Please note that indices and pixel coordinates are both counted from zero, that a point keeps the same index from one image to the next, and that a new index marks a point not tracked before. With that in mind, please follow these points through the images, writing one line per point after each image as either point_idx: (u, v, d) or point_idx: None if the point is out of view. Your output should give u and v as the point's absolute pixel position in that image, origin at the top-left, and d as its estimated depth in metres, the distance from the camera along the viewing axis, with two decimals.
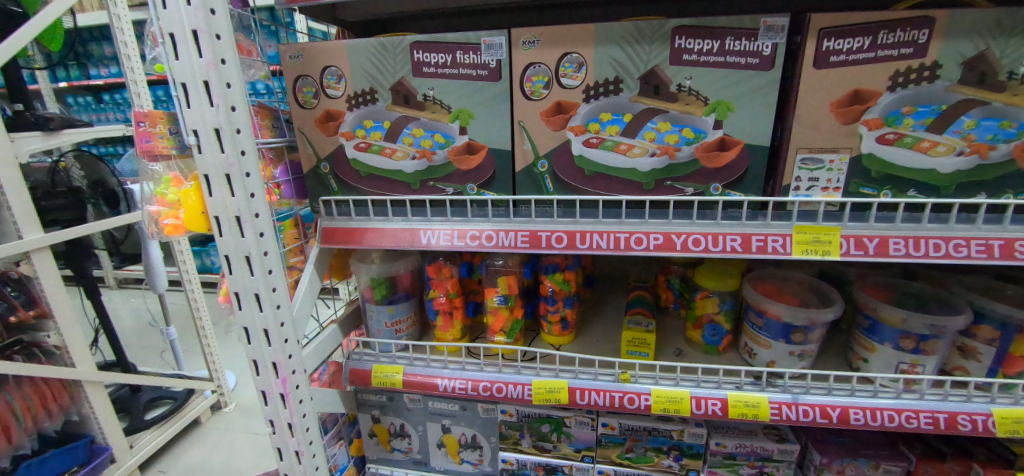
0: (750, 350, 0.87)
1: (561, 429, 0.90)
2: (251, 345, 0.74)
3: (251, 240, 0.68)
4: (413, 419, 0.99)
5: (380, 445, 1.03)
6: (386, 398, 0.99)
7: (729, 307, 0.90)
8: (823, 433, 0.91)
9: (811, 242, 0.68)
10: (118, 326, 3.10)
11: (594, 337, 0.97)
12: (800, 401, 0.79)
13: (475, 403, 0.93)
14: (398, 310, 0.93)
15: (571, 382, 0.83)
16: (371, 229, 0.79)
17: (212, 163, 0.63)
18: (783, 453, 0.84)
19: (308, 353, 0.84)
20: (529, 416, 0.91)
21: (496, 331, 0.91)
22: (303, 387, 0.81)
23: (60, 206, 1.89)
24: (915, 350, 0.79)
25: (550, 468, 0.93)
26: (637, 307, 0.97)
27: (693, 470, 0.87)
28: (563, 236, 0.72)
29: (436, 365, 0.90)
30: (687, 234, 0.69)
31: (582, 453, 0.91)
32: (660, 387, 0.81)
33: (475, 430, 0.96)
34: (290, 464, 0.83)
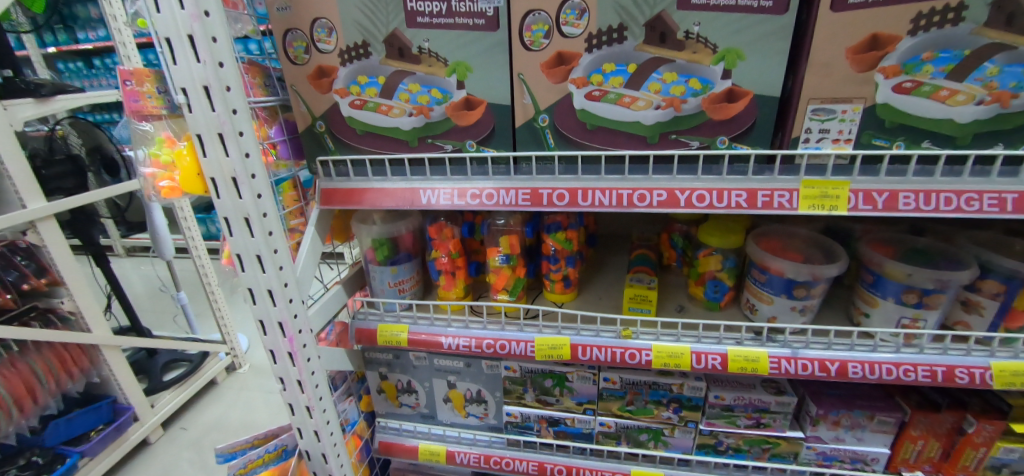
0: (752, 306, 0.88)
1: (563, 384, 0.92)
2: (257, 305, 0.75)
3: (249, 201, 0.67)
4: (420, 376, 1.01)
5: (389, 400, 1.07)
6: (393, 356, 1.01)
7: (732, 264, 0.90)
8: (820, 385, 0.93)
9: (819, 197, 0.67)
10: (130, 291, 3.17)
11: (597, 296, 0.97)
12: (800, 355, 0.80)
13: (479, 360, 0.95)
14: (401, 271, 0.93)
15: (573, 339, 0.84)
16: (370, 189, 0.78)
17: (204, 123, 0.62)
18: (781, 405, 0.86)
19: (313, 313, 0.85)
20: (532, 372, 0.92)
21: (499, 290, 0.92)
22: (311, 346, 0.82)
23: (60, 174, 1.86)
24: (917, 304, 0.79)
25: (553, 420, 0.96)
26: (639, 265, 0.97)
27: (692, 421, 0.90)
28: (565, 193, 0.71)
29: (440, 323, 0.91)
30: (691, 190, 0.68)
31: (584, 406, 0.94)
32: (661, 342, 0.82)
33: (480, 385, 0.98)
34: (302, 418, 0.86)
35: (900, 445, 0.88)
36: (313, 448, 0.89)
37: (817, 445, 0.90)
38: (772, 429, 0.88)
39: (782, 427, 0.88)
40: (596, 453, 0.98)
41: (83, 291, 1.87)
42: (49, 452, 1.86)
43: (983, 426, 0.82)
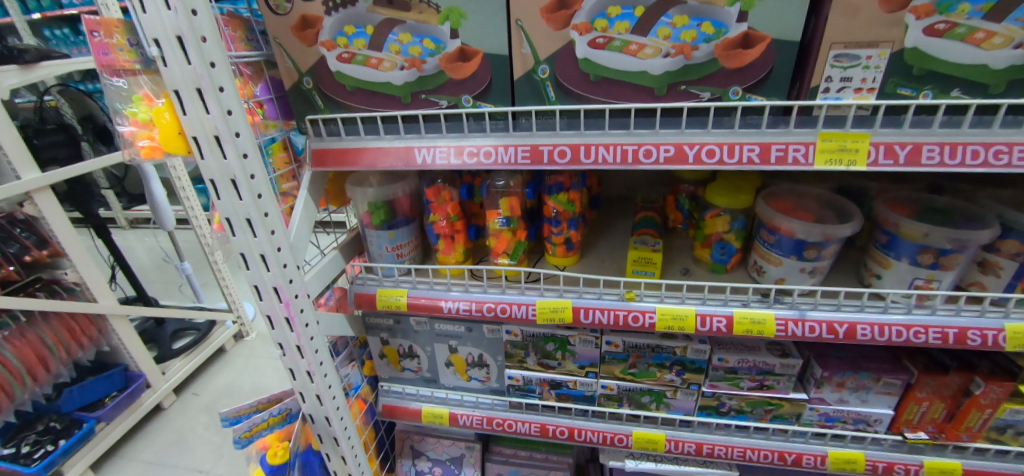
0: (759, 268, 0.85)
1: (565, 347, 0.91)
2: (250, 270, 0.73)
3: (235, 162, 0.64)
4: (421, 340, 1.01)
5: (391, 365, 1.07)
6: (394, 321, 1.00)
7: (741, 225, 0.87)
8: (826, 348, 0.91)
9: (836, 151, 0.63)
10: (135, 262, 3.18)
11: (600, 259, 0.94)
12: (807, 317, 0.78)
13: (480, 324, 0.94)
14: (399, 235, 0.91)
15: (575, 302, 0.82)
16: (365, 149, 0.75)
17: (181, 77, 0.58)
18: (786, 367, 0.84)
19: (309, 279, 0.84)
20: (533, 336, 0.91)
21: (499, 254, 0.90)
22: (309, 312, 0.81)
23: (54, 143, 1.82)
24: (933, 265, 0.76)
25: (555, 383, 0.96)
26: (644, 228, 0.94)
27: (695, 383, 0.89)
28: (566, 150, 0.67)
29: (440, 287, 0.90)
30: (700, 145, 0.64)
31: (587, 369, 0.93)
32: (665, 305, 0.80)
33: (481, 350, 0.98)
34: (303, 382, 0.85)
35: (905, 406, 0.88)
36: (316, 411, 0.89)
37: (820, 406, 0.90)
38: (776, 391, 0.87)
39: (786, 389, 0.87)
40: (598, 415, 0.98)
41: (87, 262, 1.87)
42: (66, 418, 1.94)
43: (991, 388, 0.81)
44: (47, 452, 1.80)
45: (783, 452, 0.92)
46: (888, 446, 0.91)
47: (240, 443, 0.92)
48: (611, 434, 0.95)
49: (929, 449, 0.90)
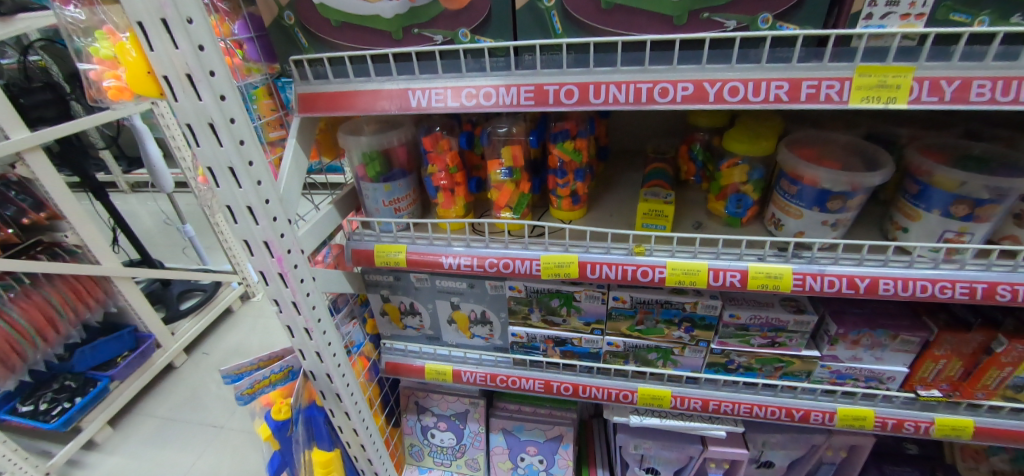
0: (777, 221, 0.80)
1: (570, 303, 0.87)
2: (238, 224, 0.69)
3: (211, 104, 0.59)
4: (422, 297, 0.98)
5: (393, 322, 1.05)
6: (394, 278, 0.97)
7: (759, 175, 0.81)
8: (842, 304, 0.88)
9: (873, 87, 0.56)
10: (138, 225, 3.18)
11: (608, 213, 0.90)
12: (827, 271, 0.73)
13: (483, 280, 0.91)
14: (396, 188, 0.86)
15: (581, 256, 0.78)
16: (358, 92, 0.69)
17: (143, 5, 0.52)
18: (799, 324, 0.81)
19: (303, 234, 0.80)
20: (538, 292, 0.88)
21: (502, 207, 0.85)
22: (304, 268, 0.78)
23: (42, 102, 1.76)
24: (966, 217, 0.71)
25: (559, 340, 0.93)
26: (655, 180, 0.89)
27: (704, 341, 0.86)
28: (574, 89, 0.61)
29: (440, 243, 0.86)
30: (723, 81, 0.58)
31: (592, 326, 0.90)
32: (676, 259, 0.76)
33: (484, 306, 0.95)
34: (303, 340, 0.84)
35: (921, 364, 0.85)
36: (318, 368, 0.88)
37: (832, 364, 0.87)
38: (787, 348, 0.85)
39: (798, 346, 0.85)
40: (604, 372, 0.97)
41: (86, 224, 1.85)
42: (81, 377, 2.00)
43: (1014, 346, 0.77)
44: (64, 409, 1.86)
45: (791, 409, 0.90)
46: (899, 403, 0.89)
47: (243, 399, 0.91)
48: (616, 391, 0.94)
49: (941, 406, 0.88)
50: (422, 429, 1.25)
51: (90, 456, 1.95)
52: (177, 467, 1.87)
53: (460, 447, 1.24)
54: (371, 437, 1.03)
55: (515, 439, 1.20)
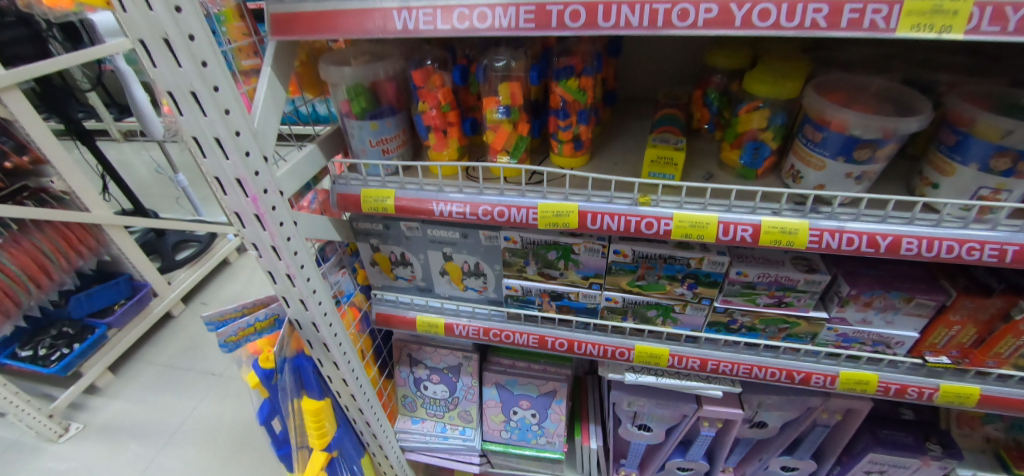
0: (796, 174, 0.74)
1: (569, 256, 0.82)
2: (206, 159, 0.62)
3: (165, 15, 0.51)
4: (414, 247, 0.94)
5: (384, 272, 1.01)
6: (383, 227, 0.92)
7: (781, 122, 0.74)
8: (855, 265, 0.82)
9: (927, 12, 0.48)
10: (131, 174, 3.12)
11: (612, 161, 0.83)
12: (846, 228, 0.68)
13: (477, 231, 0.86)
14: (383, 127, 0.79)
15: (582, 205, 0.73)
16: (340, 11, 0.61)
17: None
18: (810, 284, 0.76)
19: (282, 174, 0.74)
20: (534, 244, 0.83)
21: (498, 151, 0.79)
22: (284, 211, 0.72)
23: (17, 39, 1.64)
24: (1007, 172, 0.64)
25: (556, 294, 0.89)
26: (665, 126, 0.82)
27: (707, 298, 0.82)
28: (581, 11, 0.54)
29: (431, 189, 0.80)
30: (753, 2, 0.50)
31: (591, 280, 0.85)
32: (684, 211, 0.71)
33: (477, 258, 0.90)
34: (286, 287, 0.79)
35: (933, 329, 0.81)
36: (303, 316, 0.84)
37: (839, 326, 0.83)
38: (794, 308, 0.81)
39: (805, 306, 0.80)
40: (600, 328, 0.93)
41: (72, 170, 1.79)
42: (79, 324, 2.00)
43: None
44: (63, 355, 1.87)
45: (792, 371, 0.87)
46: (904, 369, 0.86)
47: (228, 346, 0.88)
48: (612, 348, 0.90)
49: (948, 373, 0.85)
50: (415, 381, 1.23)
51: (92, 400, 1.99)
52: (178, 413, 1.92)
53: (453, 399, 1.24)
54: (361, 387, 1.01)
55: (508, 393, 1.20)
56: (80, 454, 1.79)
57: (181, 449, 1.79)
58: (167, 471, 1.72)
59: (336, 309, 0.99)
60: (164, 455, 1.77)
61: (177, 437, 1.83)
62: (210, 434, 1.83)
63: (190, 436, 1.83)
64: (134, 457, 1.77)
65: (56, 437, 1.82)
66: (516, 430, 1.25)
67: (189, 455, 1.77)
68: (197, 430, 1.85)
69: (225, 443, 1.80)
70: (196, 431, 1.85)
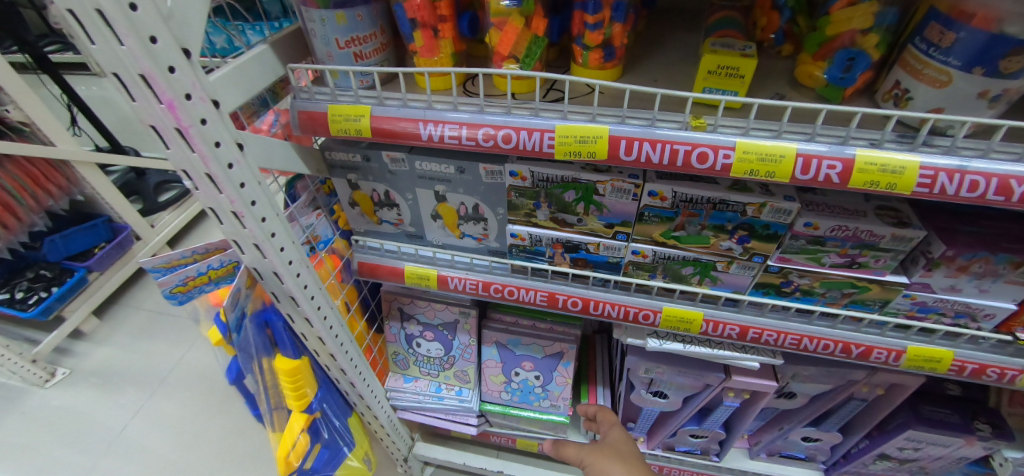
0: (900, 94, 0.56)
1: (590, 199, 0.65)
2: (93, 44, 0.43)
3: None
4: (400, 185, 0.77)
5: (365, 215, 0.85)
6: (361, 158, 0.75)
7: (892, 21, 0.55)
8: (950, 220, 0.65)
9: None
10: (110, 109, 2.90)
11: (652, 76, 0.65)
12: (969, 168, 0.50)
13: (475, 164, 0.68)
14: (354, 21, 0.61)
15: (613, 129, 0.55)
16: None
17: None
18: (896, 241, 0.60)
19: (216, 79, 0.55)
20: (546, 182, 0.65)
21: (505, 58, 0.60)
22: (221, 127, 0.54)
23: None
24: None
25: (571, 245, 0.73)
26: (725, 30, 0.62)
27: (760, 256, 0.66)
28: None
29: (416, 106, 0.62)
30: None
31: (615, 230, 0.68)
32: (751, 139, 0.53)
33: (476, 199, 0.73)
34: (235, 229, 0.63)
35: None
36: (262, 265, 0.68)
37: (918, 294, 0.68)
38: (868, 271, 0.65)
39: (882, 269, 0.64)
40: (622, 287, 0.78)
41: (28, 97, 1.57)
42: (56, 267, 1.89)
43: None
44: (41, 298, 1.78)
45: (849, 344, 0.73)
46: (987, 346, 0.71)
47: (177, 298, 0.72)
48: (635, 310, 0.76)
49: None
50: (407, 338, 1.10)
51: (79, 345, 1.92)
52: (167, 360, 1.84)
53: (448, 358, 1.11)
54: (341, 345, 0.88)
55: (509, 353, 1.07)
56: (69, 399, 1.73)
57: (171, 396, 1.72)
58: (157, 418, 1.66)
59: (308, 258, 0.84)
60: (153, 401, 1.71)
61: (166, 384, 1.76)
62: (200, 381, 1.76)
63: (179, 383, 1.76)
64: (123, 403, 1.71)
65: (42, 382, 1.76)
66: (517, 392, 1.14)
67: (179, 402, 1.71)
68: (187, 377, 1.78)
69: (216, 391, 1.73)
70: (185, 379, 1.78)
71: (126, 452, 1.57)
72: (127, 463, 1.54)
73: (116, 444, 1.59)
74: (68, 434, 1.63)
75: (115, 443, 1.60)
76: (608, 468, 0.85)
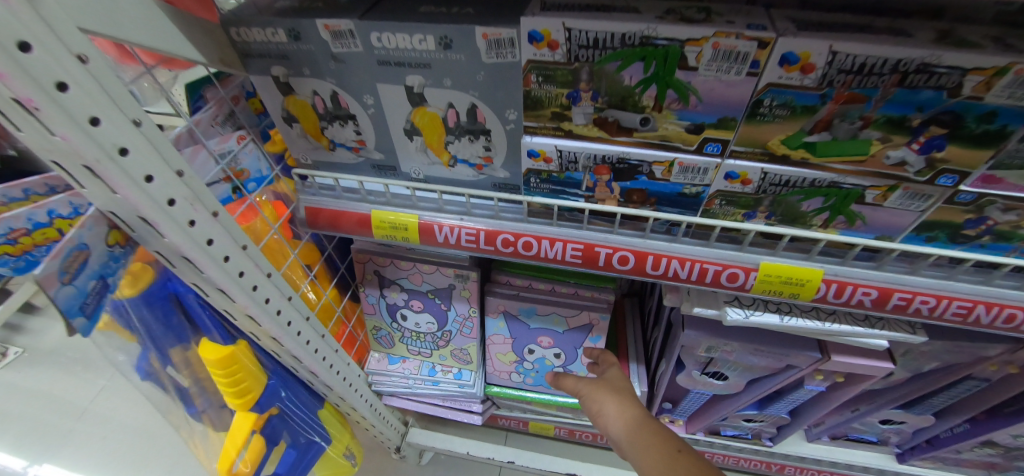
0: None
1: (668, 80, 0.37)
2: None
3: None
4: (352, 80, 0.49)
5: (309, 136, 0.57)
6: (288, 36, 0.47)
7: None
8: None
9: None
10: None
11: None
12: None
13: (472, 26, 0.40)
14: None
15: None
16: None
17: None
18: None
19: None
20: (595, 51, 0.38)
21: None
22: None
23: None
24: None
25: (623, 170, 0.46)
26: None
27: (952, 174, 0.38)
28: None
29: None
30: None
31: (705, 137, 0.41)
32: None
33: (471, 96, 0.46)
34: (44, 140, 0.35)
35: None
36: (121, 209, 0.41)
37: None
38: None
39: None
40: (694, 235, 0.52)
41: None
42: None
43: None
44: None
45: None
46: None
47: (10, 265, 0.43)
48: (716, 270, 0.50)
49: None
50: (389, 309, 0.85)
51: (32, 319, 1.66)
52: None
53: (442, 334, 0.87)
54: (287, 325, 0.63)
55: (521, 326, 0.83)
56: (19, 381, 1.49)
57: None
58: (118, 398, 1.43)
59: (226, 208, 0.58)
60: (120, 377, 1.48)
61: None
62: None
63: None
64: (79, 383, 1.47)
65: None
66: (531, 373, 0.91)
67: None
68: None
69: None
70: None
71: (88, 435, 1.36)
72: (87, 452, 1.32)
73: (77, 427, 1.38)
74: (16, 419, 1.39)
75: (77, 427, 1.38)
76: (606, 405, 0.63)
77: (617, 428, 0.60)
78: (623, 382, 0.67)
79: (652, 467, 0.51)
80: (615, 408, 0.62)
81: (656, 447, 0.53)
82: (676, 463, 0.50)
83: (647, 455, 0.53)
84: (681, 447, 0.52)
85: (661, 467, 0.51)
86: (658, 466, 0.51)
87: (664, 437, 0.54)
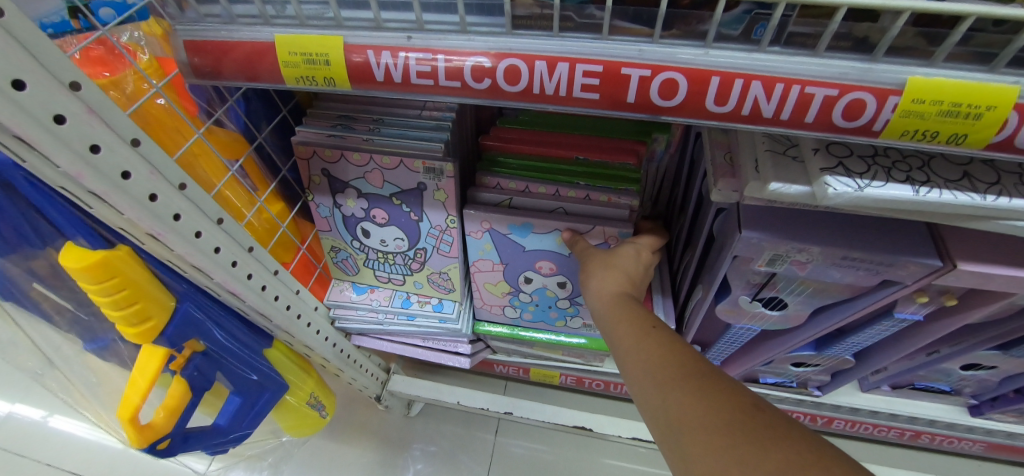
0: None
1: None
2: None
3: None
4: None
5: None
6: None
7: None
8: None
9: None
10: None
11: None
12: None
13: None
14: None
15: None
16: None
17: None
18: None
19: None
20: None
21: None
22: None
23: None
24: None
25: None
26: None
27: None
28: None
29: None
30: None
31: None
32: None
33: None
34: None
35: None
36: None
37: None
38: None
39: None
40: (790, 43, 0.30)
41: None
42: None
43: None
44: None
45: None
46: None
47: None
48: (827, 97, 0.30)
49: None
50: (347, 221, 0.66)
51: None
52: None
53: (417, 255, 0.68)
54: (175, 221, 0.44)
55: (513, 244, 0.64)
56: None
57: None
58: None
59: (55, 40, 0.40)
60: None
61: None
62: None
63: None
64: None
65: None
66: (530, 307, 0.74)
67: None
68: None
69: None
70: None
71: None
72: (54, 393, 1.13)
73: None
74: None
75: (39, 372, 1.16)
76: (590, 275, 0.52)
77: (593, 303, 0.50)
78: (631, 263, 0.53)
79: (620, 340, 0.43)
80: (598, 280, 0.51)
81: (629, 320, 0.44)
82: (647, 336, 0.41)
83: (617, 328, 0.44)
84: (657, 324, 0.43)
85: (630, 339, 0.42)
86: (626, 339, 0.42)
87: (643, 313, 0.45)
